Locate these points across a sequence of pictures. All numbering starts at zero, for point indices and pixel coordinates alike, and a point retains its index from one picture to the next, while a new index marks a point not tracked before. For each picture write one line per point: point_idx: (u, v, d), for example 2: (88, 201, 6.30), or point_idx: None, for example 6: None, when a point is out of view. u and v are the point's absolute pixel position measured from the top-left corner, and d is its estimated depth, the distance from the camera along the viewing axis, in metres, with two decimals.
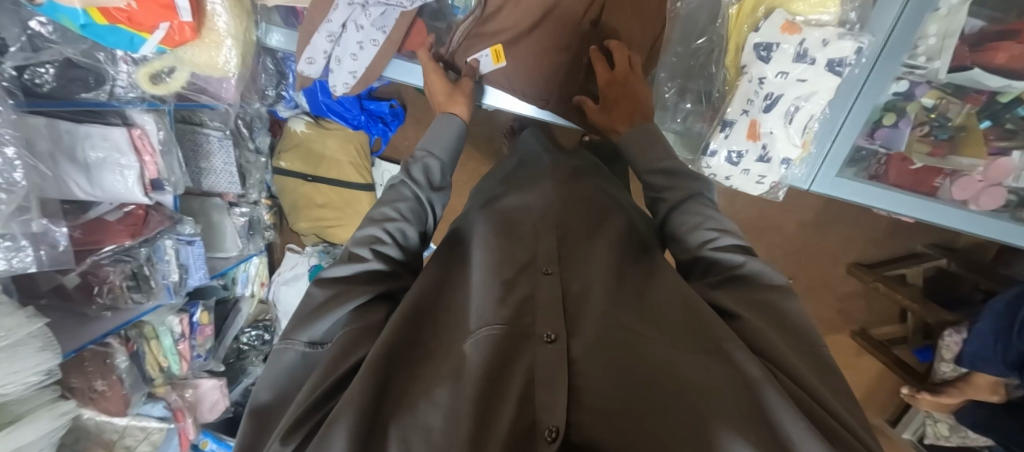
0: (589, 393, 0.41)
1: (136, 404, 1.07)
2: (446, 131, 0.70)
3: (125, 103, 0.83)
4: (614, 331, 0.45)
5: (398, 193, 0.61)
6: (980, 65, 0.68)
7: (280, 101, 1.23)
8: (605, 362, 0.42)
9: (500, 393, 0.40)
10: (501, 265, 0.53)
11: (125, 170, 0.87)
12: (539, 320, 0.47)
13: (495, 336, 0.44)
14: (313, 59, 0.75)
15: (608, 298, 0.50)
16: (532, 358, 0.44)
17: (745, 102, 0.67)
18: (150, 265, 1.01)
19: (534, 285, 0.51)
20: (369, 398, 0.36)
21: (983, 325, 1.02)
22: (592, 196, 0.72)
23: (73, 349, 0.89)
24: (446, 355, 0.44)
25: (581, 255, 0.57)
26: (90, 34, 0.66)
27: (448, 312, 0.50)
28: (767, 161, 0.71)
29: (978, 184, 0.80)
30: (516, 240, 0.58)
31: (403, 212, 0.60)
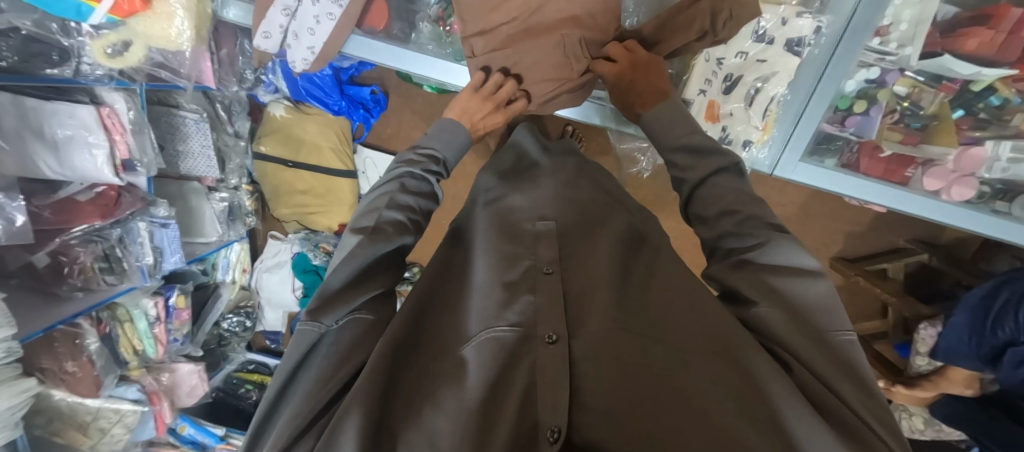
0: (593, 398, 0.39)
1: (109, 386, 1.06)
2: (460, 133, 0.65)
3: (93, 81, 0.83)
4: (621, 330, 0.43)
5: (419, 184, 0.58)
6: (951, 51, 0.67)
7: (259, 85, 1.23)
8: (608, 364, 0.41)
9: (503, 397, 0.39)
10: (494, 263, 0.51)
11: (95, 149, 0.87)
12: (541, 319, 0.45)
13: (496, 340, 0.43)
14: (269, 34, 0.74)
15: (609, 296, 0.47)
16: (535, 359, 0.42)
17: (703, 82, 0.74)
18: (122, 246, 1.00)
19: (533, 288, 0.48)
20: (373, 404, 0.34)
21: (957, 318, 1.02)
22: (598, 194, 0.68)
23: (43, 328, 0.88)
24: (445, 361, 0.42)
25: (581, 255, 0.54)
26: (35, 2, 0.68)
27: (436, 315, 0.48)
28: (729, 143, 0.77)
29: (950, 174, 0.78)
30: (515, 240, 0.55)
31: (425, 212, 0.57)
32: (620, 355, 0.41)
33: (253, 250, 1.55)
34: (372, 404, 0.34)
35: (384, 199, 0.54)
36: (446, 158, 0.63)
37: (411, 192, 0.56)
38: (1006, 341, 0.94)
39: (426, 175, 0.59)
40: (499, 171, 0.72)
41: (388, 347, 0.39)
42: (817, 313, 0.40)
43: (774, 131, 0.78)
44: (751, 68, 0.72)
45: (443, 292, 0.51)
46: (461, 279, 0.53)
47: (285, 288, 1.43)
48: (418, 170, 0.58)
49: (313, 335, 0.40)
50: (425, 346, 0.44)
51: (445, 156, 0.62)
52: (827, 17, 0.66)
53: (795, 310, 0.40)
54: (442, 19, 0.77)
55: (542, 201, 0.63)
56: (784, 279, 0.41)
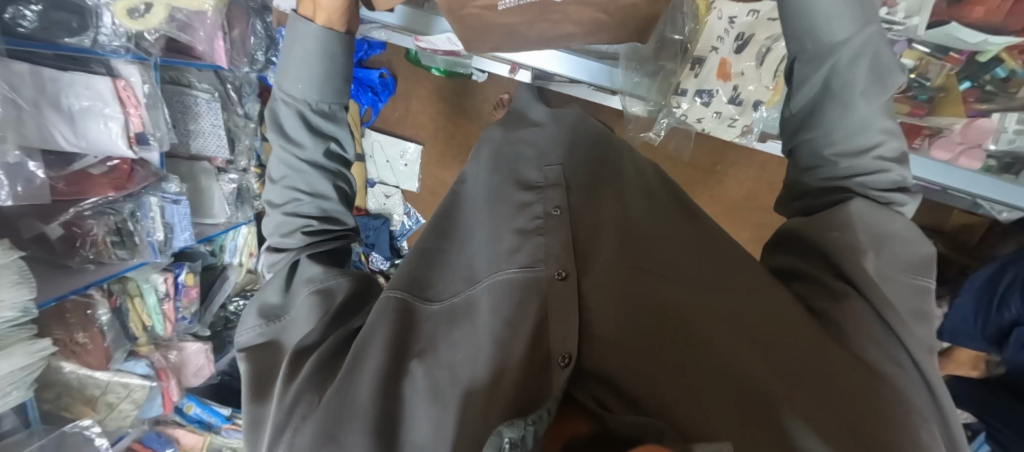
0: (604, 333, 0.41)
1: (118, 360, 1.07)
2: (314, 56, 0.47)
3: (109, 52, 0.84)
4: (629, 270, 0.45)
5: (284, 163, 0.50)
6: (959, 19, 0.68)
7: (269, 66, 1.23)
8: (618, 301, 0.43)
9: (519, 331, 0.40)
10: (500, 205, 0.50)
11: (109, 121, 0.88)
12: (549, 255, 0.45)
13: (510, 281, 0.43)
14: None
15: (620, 239, 0.48)
16: (546, 295, 0.43)
17: (715, 40, 0.74)
18: (133, 221, 1.01)
19: (544, 229, 0.47)
20: (393, 345, 0.38)
21: (962, 299, 1.02)
22: None
23: (54, 298, 0.88)
24: (460, 306, 0.44)
25: (595, 198, 0.52)
26: None
27: (452, 260, 0.49)
28: (739, 104, 0.77)
29: (957, 146, 0.80)
30: (525, 183, 0.52)
31: (319, 179, 0.50)
32: (635, 296, 0.43)
33: None
34: (390, 346, 0.38)
35: (275, 192, 0.51)
36: (304, 101, 0.49)
37: (288, 172, 0.50)
38: (1011, 321, 0.94)
39: (289, 139, 0.49)
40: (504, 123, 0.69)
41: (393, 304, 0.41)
42: (884, 245, 0.40)
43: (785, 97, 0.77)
44: (762, 26, 0.71)
45: (461, 237, 0.51)
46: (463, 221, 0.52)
47: None
48: (279, 143, 0.50)
49: (253, 338, 0.46)
50: (436, 292, 0.45)
51: (301, 93, 0.49)
52: None
53: (875, 239, 0.39)
54: None
55: (550, 146, 0.58)
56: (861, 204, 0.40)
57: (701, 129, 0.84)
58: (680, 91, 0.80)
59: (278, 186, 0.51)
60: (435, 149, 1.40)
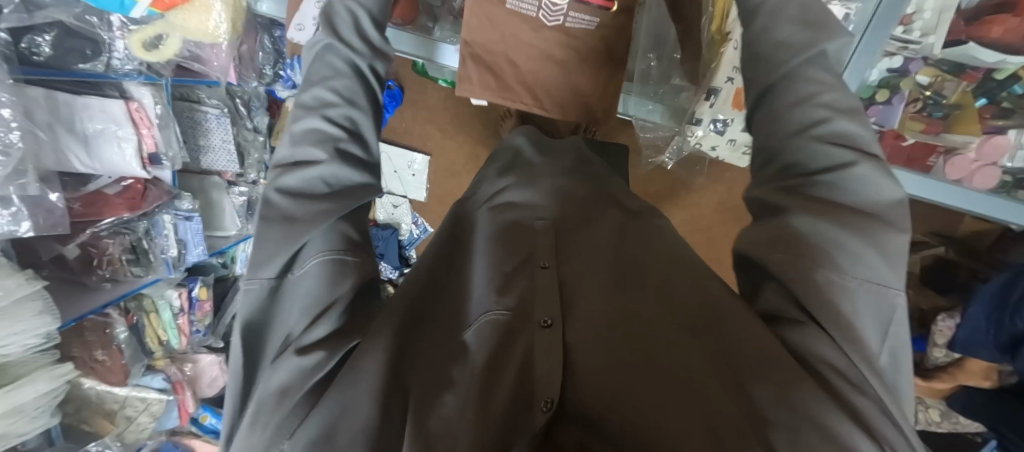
0: (588, 378, 0.39)
1: (137, 375, 1.09)
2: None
3: (123, 75, 0.85)
4: (615, 312, 0.43)
5: (325, 63, 0.39)
6: (976, 39, 0.67)
7: (278, 81, 1.23)
8: (600, 341, 0.41)
9: (498, 378, 0.38)
10: (496, 255, 0.50)
11: (124, 142, 0.89)
12: (536, 304, 0.45)
13: (490, 324, 0.42)
14: (302, 26, 0.71)
15: (606, 282, 0.47)
16: (529, 343, 0.42)
17: (731, 70, 0.72)
18: (149, 239, 1.03)
19: (530, 278, 0.48)
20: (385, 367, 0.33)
21: (975, 308, 1.02)
22: (594, 178, 0.69)
23: (73, 318, 0.90)
24: (454, 346, 0.41)
25: (584, 247, 0.53)
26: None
27: (446, 300, 0.46)
28: (752, 132, 0.76)
29: (972, 163, 0.79)
30: (516, 233, 0.54)
31: (353, 78, 0.40)
32: (617, 339, 0.40)
33: None
34: (382, 369, 0.33)
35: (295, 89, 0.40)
36: (355, 4, 0.42)
37: (326, 71, 0.39)
38: None
39: (337, 40, 0.40)
40: (501, 163, 0.72)
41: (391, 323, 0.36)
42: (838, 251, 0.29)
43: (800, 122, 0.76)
44: None
45: (457, 286, 0.49)
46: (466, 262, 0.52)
47: None
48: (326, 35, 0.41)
49: (253, 292, 0.33)
50: (429, 326, 0.42)
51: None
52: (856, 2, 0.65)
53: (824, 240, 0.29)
54: None
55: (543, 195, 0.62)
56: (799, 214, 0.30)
57: (715, 157, 0.84)
58: (695, 120, 0.80)
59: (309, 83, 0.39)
60: (442, 158, 1.40)
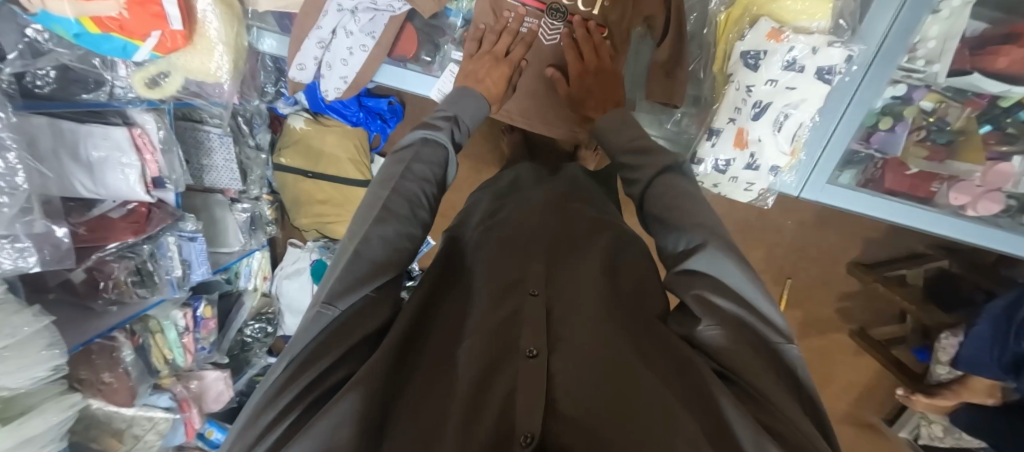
0: (569, 407, 0.38)
1: (143, 395, 1.10)
2: (476, 104, 0.70)
3: (125, 103, 0.84)
4: (600, 346, 0.43)
5: (431, 153, 0.60)
6: (981, 69, 0.66)
7: (280, 98, 1.25)
8: (584, 377, 0.41)
9: (484, 403, 0.37)
10: (488, 284, 0.51)
11: (127, 169, 0.88)
12: (525, 334, 0.45)
13: (477, 350, 0.42)
14: (304, 65, 0.85)
15: (593, 316, 0.47)
16: (515, 372, 0.41)
17: (733, 110, 0.71)
18: (153, 261, 1.03)
19: (518, 306, 0.49)
20: (370, 394, 0.35)
21: (979, 327, 1.01)
22: (586, 212, 0.70)
23: (79, 342, 0.91)
24: (438, 379, 0.41)
25: (572, 278, 0.54)
26: (84, 44, 0.66)
27: (436, 331, 0.48)
28: (756, 168, 0.74)
29: (976, 189, 0.78)
30: (507, 262, 0.56)
31: (443, 165, 0.60)
32: (597, 369, 0.41)
33: (274, 258, 1.58)
34: (372, 395, 0.35)
35: (407, 153, 0.59)
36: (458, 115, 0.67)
37: (423, 158, 0.58)
38: None
39: (433, 140, 0.61)
40: (494, 194, 0.78)
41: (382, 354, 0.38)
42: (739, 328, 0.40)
43: (804, 155, 0.79)
44: (781, 95, 0.67)
45: (447, 316, 0.50)
46: (459, 295, 0.54)
47: (305, 294, 1.44)
48: (442, 131, 0.63)
49: (326, 318, 0.40)
50: (415, 370, 0.42)
51: (458, 115, 0.67)
52: (860, 44, 0.63)
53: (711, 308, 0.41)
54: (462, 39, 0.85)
55: (539, 228, 0.63)
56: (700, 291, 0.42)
57: (716, 193, 0.81)
58: (696, 160, 0.79)
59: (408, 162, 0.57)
60: None
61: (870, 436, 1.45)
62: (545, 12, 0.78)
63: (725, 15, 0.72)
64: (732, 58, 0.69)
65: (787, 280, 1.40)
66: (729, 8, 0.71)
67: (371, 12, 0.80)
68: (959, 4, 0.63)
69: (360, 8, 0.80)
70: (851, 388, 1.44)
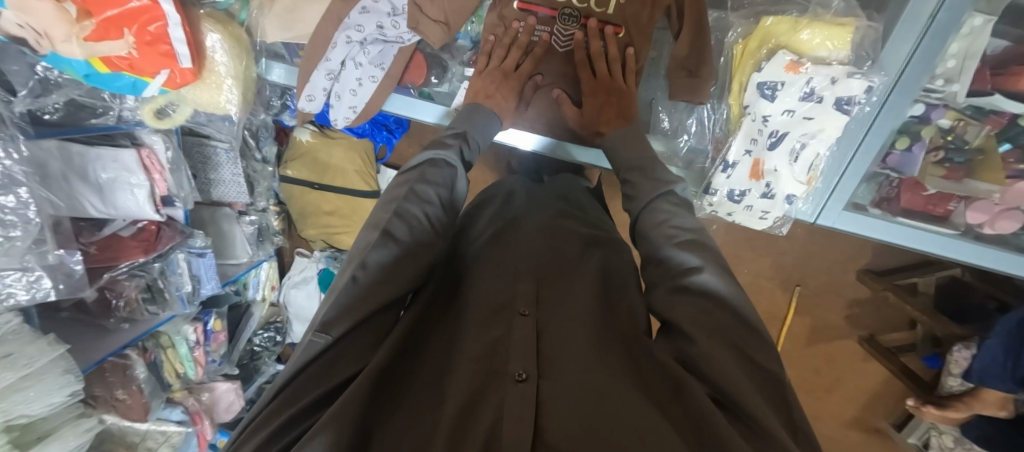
0: (559, 436, 0.34)
1: (157, 409, 1.12)
2: (489, 122, 0.70)
3: (134, 125, 0.84)
4: (591, 374, 0.40)
5: (440, 173, 0.59)
6: (1002, 90, 0.65)
7: (286, 111, 1.22)
8: (575, 403, 0.37)
9: (466, 438, 0.34)
10: (478, 307, 0.49)
11: (136, 189, 0.86)
12: (513, 358, 0.42)
13: (462, 378, 0.39)
14: (313, 96, 0.84)
15: (585, 341, 0.45)
16: (503, 398, 0.37)
17: (749, 141, 0.70)
18: (164, 278, 1.02)
19: (508, 328, 0.46)
20: (347, 427, 0.33)
21: (993, 341, 1.00)
22: (583, 223, 0.69)
23: (93, 362, 0.92)
24: (419, 413, 0.38)
25: (567, 299, 0.51)
26: (94, 82, 0.67)
27: (424, 359, 0.45)
28: (771, 197, 0.74)
29: (994, 207, 0.76)
30: (499, 284, 0.53)
31: (450, 183, 0.59)
32: (590, 396, 0.38)
33: (281, 267, 1.59)
34: (350, 430, 0.33)
35: (414, 172, 0.58)
36: (469, 134, 0.67)
37: (432, 178, 0.57)
38: None
39: (446, 161, 0.60)
40: (496, 210, 0.73)
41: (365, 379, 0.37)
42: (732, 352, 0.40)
43: (819, 184, 0.78)
44: (797, 125, 0.66)
45: (435, 343, 0.47)
46: (446, 319, 0.51)
47: (313, 303, 1.43)
48: (453, 149, 0.62)
49: (316, 348, 0.39)
50: (398, 403, 0.40)
51: (468, 132, 0.67)
52: (880, 75, 0.63)
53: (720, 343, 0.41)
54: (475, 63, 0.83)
55: (535, 235, 0.63)
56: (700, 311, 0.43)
57: (731, 220, 0.81)
58: (709, 189, 0.78)
59: (415, 181, 0.56)
60: None
61: (878, 442, 1.44)
62: (557, 19, 0.75)
63: (741, 47, 0.70)
64: (747, 89, 0.68)
65: (796, 287, 1.38)
66: (746, 38, 0.69)
67: (380, 45, 0.81)
68: (980, 23, 0.60)
69: (369, 40, 0.80)
70: (859, 394, 1.43)
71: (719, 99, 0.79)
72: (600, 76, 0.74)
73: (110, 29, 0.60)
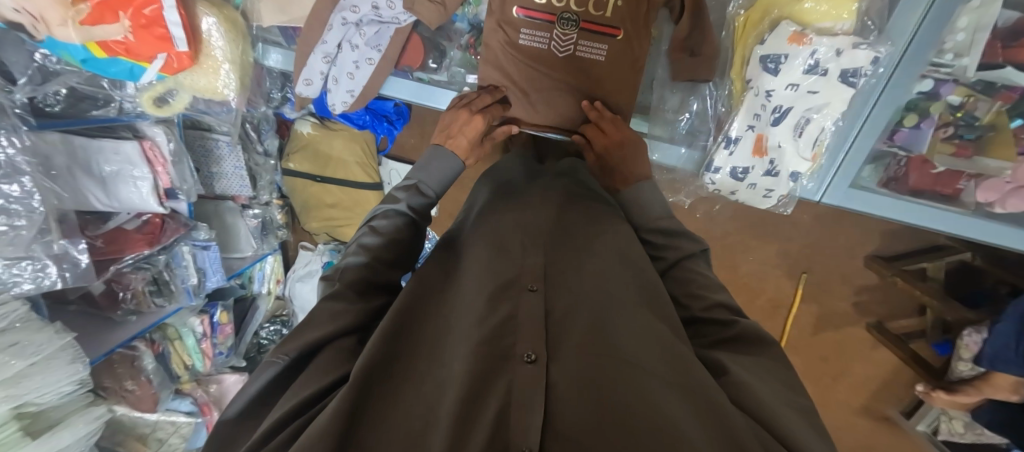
0: (569, 419, 0.34)
1: (165, 400, 1.13)
2: (447, 164, 0.63)
3: (135, 116, 0.86)
4: (603, 352, 0.39)
5: (394, 224, 0.55)
6: (1013, 62, 0.63)
7: (286, 104, 1.22)
8: (583, 384, 0.37)
9: (475, 417, 0.34)
10: (487, 277, 0.47)
11: (139, 182, 0.87)
12: (521, 338, 0.41)
13: (469, 354, 0.39)
14: (310, 80, 0.84)
15: (595, 314, 0.44)
16: (512, 380, 0.38)
17: (752, 117, 0.70)
18: (169, 270, 1.03)
19: (517, 305, 0.45)
20: (348, 412, 0.33)
21: (1005, 324, 0.98)
22: (593, 192, 0.66)
23: (101, 353, 0.93)
24: (426, 388, 0.38)
25: (578, 271, 0.49)
26: (92, 68, 0.67)
27: (432, 330, 0.44)
28: (775, 175, 0.73)
29: (1004, 186, 0.74)
30: (504, 255, 0.51)
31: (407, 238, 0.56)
32: (600, 375, 0.37)
33: (286, 261, 1.60)
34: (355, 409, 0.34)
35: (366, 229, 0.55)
36: (422, 184, 0.61)
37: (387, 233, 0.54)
38: None
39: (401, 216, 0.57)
40: (495, 185, 0.68)
41: (365, 364, 0.37)
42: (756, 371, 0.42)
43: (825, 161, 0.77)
44: (802, 99, 0.65)
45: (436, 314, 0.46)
46: (452, 289, 0.50)
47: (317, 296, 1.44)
48: (402, 203, 0.58)
49: (274, 368, 0.40)
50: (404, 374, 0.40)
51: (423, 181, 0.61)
52: (886, 46, 0.62)
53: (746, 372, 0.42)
54: (473, 47, 0.84)
55: (537, 202, 0.61)
56: (723, 358, 0.44)
57: (735, 199, 0.81)
58: (711, 166, 0.77)
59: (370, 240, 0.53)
60: None
61: (886, 430, 1.43)
62: (556, 24, 0.71)
63: (743, 18, 0.70)
64: (750, 63, 0.67)
65: (802, 274, 1.36)
66: (749, 10, 0.68)
67: (376, 25, 0.80)
68: None
69: (365, 21, 0.80)
70: (867, 381, 1.41)
71: (722, 75, 0.78)
72: (609, 133, 0.69)
73: (105, 13, 0.60)
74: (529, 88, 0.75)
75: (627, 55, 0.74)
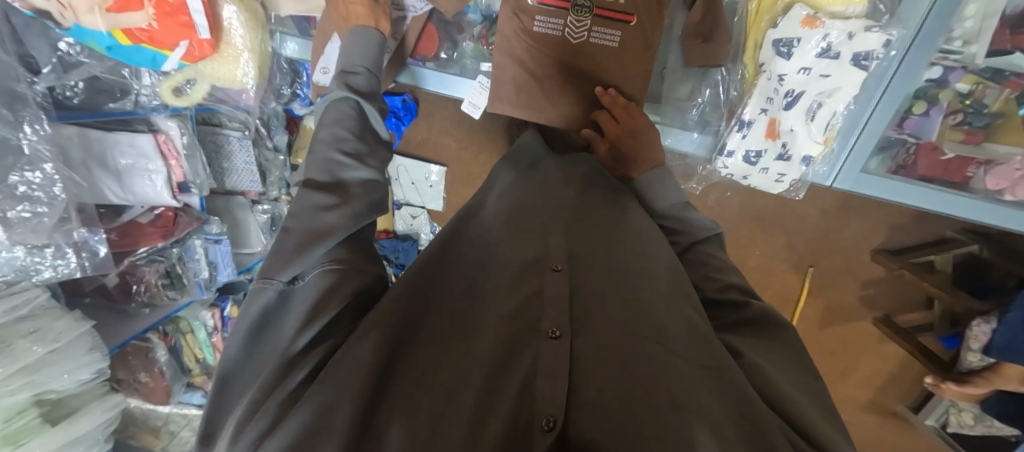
0: (591, 395, 0.36)
1: (177, 393, 1.16)
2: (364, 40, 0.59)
3: (150, 111, 0.84)
4: (627, 330, 0.40)
5: (337, 107, 0.51)
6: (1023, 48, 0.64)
7: (296, 99, 1.19)
8: (606, 361, 0.38)
9: (501, 390, 0.35)
10: (512, 256, 0.48)
11: (153, 175, 0.88)
12: (546, 315, 0.42)
13: (496, 329, 0.40)
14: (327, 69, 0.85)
15: (618, 295, 0.44)
16: (536, 355, 0.39)
17: (765, 100, 0.70)
18: (182, 263, 1.04)
19: (541, 284, 0.45)
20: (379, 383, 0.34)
21: (1013, 315, 0.99)
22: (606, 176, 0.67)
23: (117, 344, 0.96)
24: None
25: (601, 252, 0.50)
26: (117, 55, 0.68)
27: None
28: (787, 160, 0.74)
29: (1015, 173, 0.75)
30: (528, 235, 0.51)
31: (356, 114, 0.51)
32: (623, 353, 0.38)
33: None
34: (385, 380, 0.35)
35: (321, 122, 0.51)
36: (348, 67, 0.57)
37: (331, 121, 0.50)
38: None
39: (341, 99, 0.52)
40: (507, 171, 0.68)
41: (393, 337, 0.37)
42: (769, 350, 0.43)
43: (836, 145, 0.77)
44: (814, 83, 0.66)
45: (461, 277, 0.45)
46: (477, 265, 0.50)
47: None
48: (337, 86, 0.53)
49: (267, 295, 0.36)
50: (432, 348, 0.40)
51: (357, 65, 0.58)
52: (898, 28, 0.63)
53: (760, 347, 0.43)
54: (485, 38, 0.85)
55: (556, 184, 0.61)
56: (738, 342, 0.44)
57: (747, 184, 0.81)
58: (724, 151, 0.78)
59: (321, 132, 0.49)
60: (458, 169, 1.37)
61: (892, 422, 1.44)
62: (570, 11, 0.72)
63: (756, 3, 0.70)
64: (762, 47, 0.68)
65: (809, 268, 1.36)
66: None
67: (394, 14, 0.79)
68: None
69: None
70: (875, 375, 1.41)
71: (734, 61, 0.78)
72: (623, 122, 0.69)
73: (129, 1, 0.62)
74: (541, 76, 0.76)
75: (639, 41, 0.74)
